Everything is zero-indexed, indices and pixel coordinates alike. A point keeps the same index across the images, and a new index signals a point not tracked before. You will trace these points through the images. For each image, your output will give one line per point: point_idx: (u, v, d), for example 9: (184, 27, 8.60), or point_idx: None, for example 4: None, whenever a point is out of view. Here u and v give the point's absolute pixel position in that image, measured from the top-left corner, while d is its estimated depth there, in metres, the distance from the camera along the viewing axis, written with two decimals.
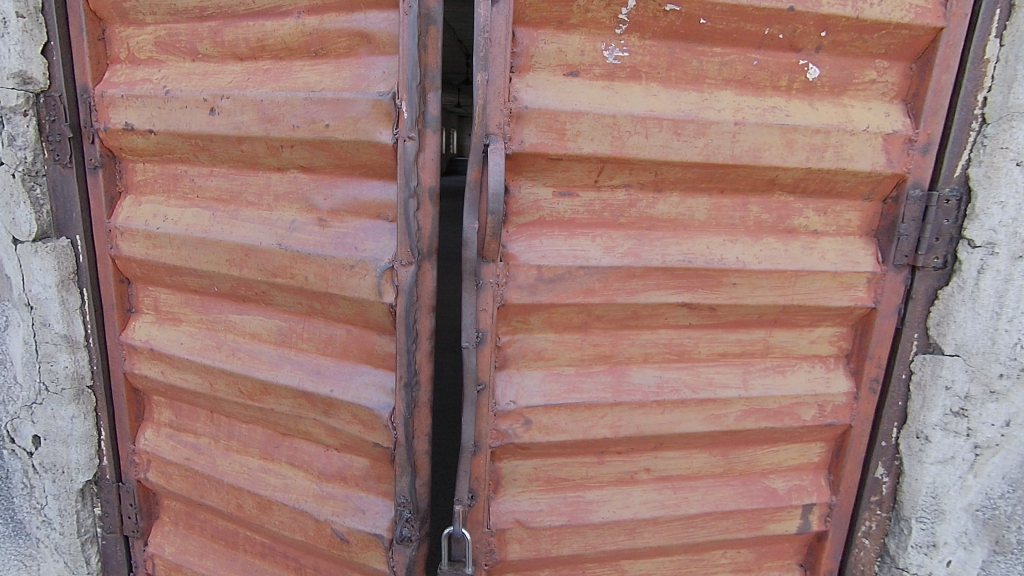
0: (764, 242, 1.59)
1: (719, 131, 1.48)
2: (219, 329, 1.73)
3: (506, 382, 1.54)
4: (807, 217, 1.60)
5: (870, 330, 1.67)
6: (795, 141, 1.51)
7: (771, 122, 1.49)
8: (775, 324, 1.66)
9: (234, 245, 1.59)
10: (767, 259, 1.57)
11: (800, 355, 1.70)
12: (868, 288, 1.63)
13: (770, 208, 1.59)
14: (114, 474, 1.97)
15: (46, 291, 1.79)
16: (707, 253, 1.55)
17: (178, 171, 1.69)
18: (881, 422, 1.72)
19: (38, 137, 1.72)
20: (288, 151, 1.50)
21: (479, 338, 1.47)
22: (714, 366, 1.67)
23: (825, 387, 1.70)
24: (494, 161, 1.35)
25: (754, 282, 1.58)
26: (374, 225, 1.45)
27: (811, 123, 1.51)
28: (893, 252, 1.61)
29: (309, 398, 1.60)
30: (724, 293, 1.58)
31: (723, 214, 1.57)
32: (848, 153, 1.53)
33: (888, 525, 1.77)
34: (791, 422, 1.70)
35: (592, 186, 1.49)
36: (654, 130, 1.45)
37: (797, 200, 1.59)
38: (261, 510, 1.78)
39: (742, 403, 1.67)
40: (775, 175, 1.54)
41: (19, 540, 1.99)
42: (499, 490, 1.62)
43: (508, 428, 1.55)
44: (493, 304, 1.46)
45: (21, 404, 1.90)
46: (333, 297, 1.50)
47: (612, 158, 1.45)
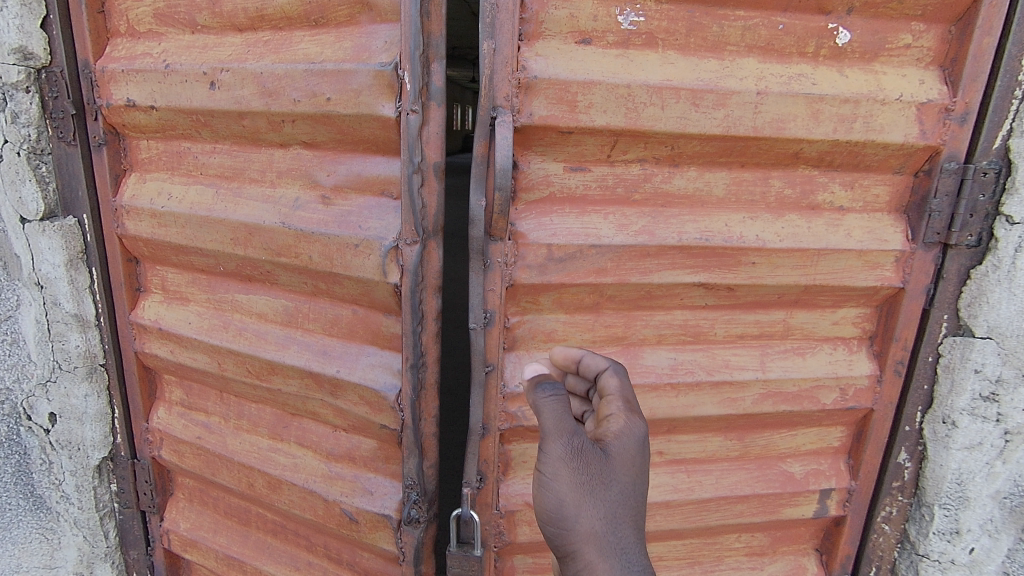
0: (786, 219, 1.52)
1: (740, 101, 1.40)
2: (226, 309, 1.71)
3: (515, 364, 1.50)
4: (833, 192, 1.52)
5: (896, 310, 1.59)
6: (821, 111, 1.42)
7: (796, 91, 1.41)
8: (796, 305, 1.60)
9: (237, 224, 1.56)
10: (789, 237, 1.50)
11: (821, 336, 1.64)
12: (895, 267, 1.55)
13: (794, 183, 1.51)
14: (129, 451, 1.99)
15: (55, 270, 1.78)
16: (725, 231, 1.49)
17: (181, 148, 1.66)
18: (905, 406, 1.66)
19: (42, 115, 1.70)
20: (290, 126, 1.46)
21: (487, 319, 1.43)
22: (731, 348, 1.61)
23: (848, 370, 1.64)
24: (501, 135, 1.29)
25: (774, 261, 1.51)
26: (379, 202, 1.41)
27: (838, 93, 1.42)
28: (924, 229, 1.53)
29: (315, 378, 1.58)
30: (742, 272, 1.52)
31: (743, 189, 1.50)
32: (879, 123, 1.44)
33: (909, 511, 1.72)
34: (810, 405, 1.64)
35: (605, 161, 1.43)
36: (670, 100, 1.38)
37: (822, 174, 1.51)
38: (271, 489, 1.78)
39: (760, 387, 1.62)
40: (800, 148, 1.45)
41: (40, 514, 2.03)
42: (509, 472, 1.60)
43: (517, 411, 1.52)
44: (502, 284, 1.42)
45: (35, 381, 1.91)
46: (337, 277, 1.47)
47: (627, 131, 1.38)
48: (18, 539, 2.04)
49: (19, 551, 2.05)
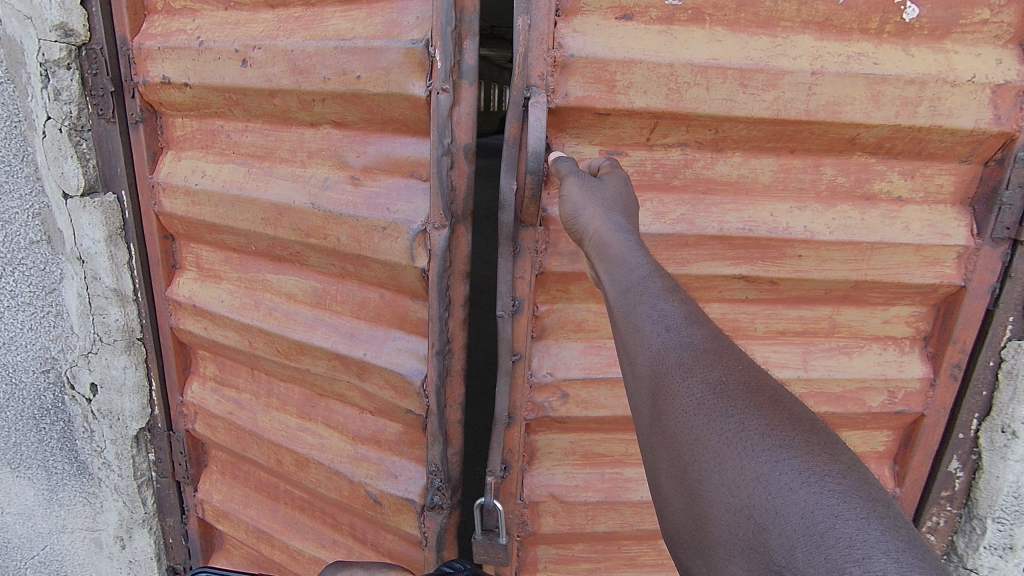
0: (837, 209, 1.42)
1: (793, 82, 1.30)
2: (258, 289, 1.72)
3: (543, 353, 1.47)
4: (891, 181, 1.42)
5: (955, 311, 1.49)
6: (882, 94, 1.32)
7: (855, 71, 1.30)
8: (844, 301, 1.51)
9: (268, 204, 1.55)
10: (840, 229, 1.41)
11: (870, 335, 1.55)
12: (957, 264, 1.45)
13: (847, 171, 1.41)
14: (165, 423, 2.04)
15: (95, 245, 1.82)
16: (770, 221, 1.40)
17: (215, 127, 1.66)
18: (960, 412, 1.56)
19: (82, 92, 1.71)
20: (320, 105, 1.43)
21: (515, 307, 1.39)
22: (771, 344, 1.53)
23: (898, 371, 1.54)
24: (535, 116, 1.24)
25: (822, 255, 1.43)
26: (408, 183, 1.37)
27: (903, 73, 1.31)
28: (992, 223, 1.41)
29: (342, 361, 1.57)
30: (787, 265, 1.44)
31: (792, 177, 1.41)
32: (946, 107, 1.33)
33: (958, 522, 1.66)
34: (855, 407, 1.56)
35: (644, 145, 1.36)
36: (716, 81, 1.29)
37: (880, 161, 1.40)
38: (299, 467, 1.80)
39: (801, 386, 1.54)
40: (856, 133, 1.35)
41: (84, 478, 2.13)
42: (534, 462, 1.57)
43: (544, 401, 1.48)
44: (532, 272, 1.37)
45: (78, 352, 1.97)
46: (366, 259, 1.45)
47: (667, 113, 1.31)
48: (64, 501, 2.15)
49: (64, 512, 2.16)
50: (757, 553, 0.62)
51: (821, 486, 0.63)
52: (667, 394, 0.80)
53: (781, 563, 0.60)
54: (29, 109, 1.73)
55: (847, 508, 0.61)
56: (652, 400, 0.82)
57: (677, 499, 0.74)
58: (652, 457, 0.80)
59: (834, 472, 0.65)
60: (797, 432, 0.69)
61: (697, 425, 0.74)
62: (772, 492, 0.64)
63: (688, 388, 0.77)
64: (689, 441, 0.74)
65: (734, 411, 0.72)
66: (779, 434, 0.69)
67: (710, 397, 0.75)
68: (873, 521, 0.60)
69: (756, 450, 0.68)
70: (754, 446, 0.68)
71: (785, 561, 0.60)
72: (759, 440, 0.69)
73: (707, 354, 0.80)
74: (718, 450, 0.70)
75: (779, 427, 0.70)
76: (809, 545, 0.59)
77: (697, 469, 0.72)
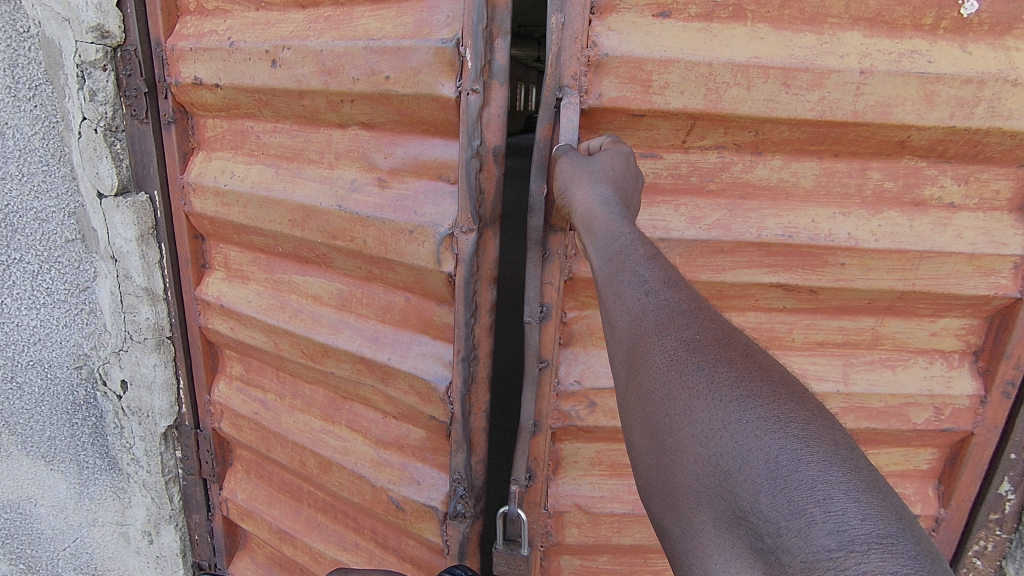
0: (885, 216, 1.35)
1: (840, 81, 1.24)
2: (284, 290, 1.72)
3: (571, 360, 1.43)
4: (943, 186, 1.34)
5: (1010, 324, 1.41)
6: (936, 94, 1.25)
7: (907, 70, 1.24)
8: (888, 312, 1.44)
9: (296, 205, 1.55)
10: (886, 237, 1.34)
11: (916, 348, 1.47)
12: (1013, 275, 1.37)
13: (896, 175, 1.34)
14: (192, 421, 2.05)
15: (127, 244, 1.84)
16: (812, 228, 1.34)
17: (245, 127, 1.66)
18: (1013, 432, 1.47)
19: (117, 93, 1.74)
20: (349, 106, 1.42)
21: (543, 313, 1.35)
22: (809, 356, 1.47)
23: (945, 387, 1.47)
24: (567, 117, 1.20)
25: (867, 263, 1.36)
26: (435, 186, 1.35)
27: (959, 72, 1.24)
28: None
29: (367, 364, 1.56)
30: (828, 274, 1.37)
31: (836, 181, 1.34)
32: (1007, 108, 1.25)
33: (1008, 547, 1.57)
34: (898, 423, 1.49)
35: (680, 148, 1.31)
36: (758, 80, 1.24)
37: (931, 165, 1.33)
38: (322, 470, 1.79)
39: (841, 400, 1.47)
40: (906, 136, 1.29)
41: (114, 473, 2.16)
42: (559, 471, 1.53)
43: (571, 410, 1.45)
44: (561, 277, 1.33)
45: (110, 349, 2.00)
46: (392, 263, 1.43)
47: (705, 114, 1.26)
48: (95, 495, 2.19)
49: (95, 506, 2.20)
50: (724, 501, 0.58)
51: (785, 430, 0.58)
52: (643, 356, 0.75)
53: (746, 508, 0.56)
54: (66, 109, 1.76)
55: (811, 451, 0.56)
56: (628, 362, 0.78)
57: (651, 456, 0.70)
58: (627, 418, 0.76)
59: (800, 417, 0.60)
60: (766, 381, 0.64)
61: (667, 380, 0.69)
62: (738, 442, 0.59)
63: (661, 347, 0.73)
64: (661, 398, 0.69)
65: (704, 363, 0.68)
66: (749, 383, 0.64)
67: (683, 353, 0.70)
68: (837, 464, 0.55)
69: (723, 400, 0.63)
70: (721, 396, 0.63)
71: (750, 506, 0.55)
72: (728, 391, 0.64)
73: (683, 313, 0.75)
74: (688, 403, 0.66)
75: (747, 378, 0.64)
76: (772, 489, 0.54)
77: (669, 423, 0.67)
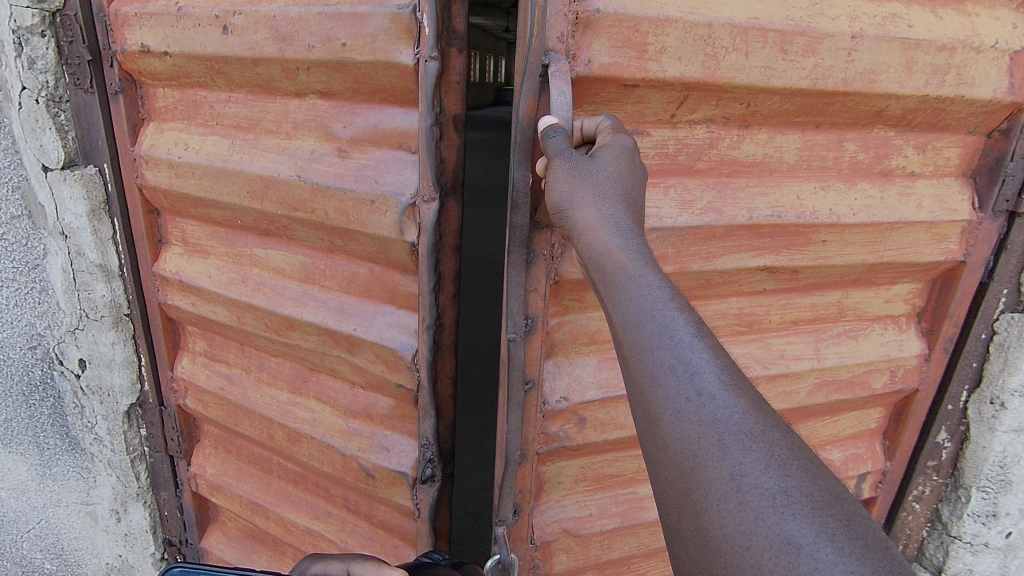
0: (859, 188, 1.46)
1: (833, 46, 1.29)
2: (245, 264, 1.70)
3: (557, 374, 1.46)
4: (907, 156, 1.47)
5: (953, 286, 1.59)
6: (915, 60, 1.35)
7: (893, 35, 1.32)
8: (853, 285, 1.57)
9: (253, 176, 1.53)
10: (863, 210, 1.45)
11: (873, 316, 1.62)
12: (959, 239, 1.54)
13: (868, 146, 1.44)
14: (156, 398, 2.02)
15: (78, 220, 1.79)
16: (798, 205, 1.42)
17: (197, 97, 1.61)
18: (951, 385, 1.68)
19: (59, 60, 1.66)
20: (304, 74, 1.39)
21: (528, 325, 1.33)
22: (786, 336, 1.57)
23: (899, 350, 1.64)
24: (557, 90, 1.12)
25: (846, 237, 1.47)
26: (396, 155, 1.34)
27: (936, 38, 1.34)
28: (994, 196, 1.51)
29: (332, 335, 1.57)
30: (811, 252, 1.47)
31: (816, 154, 1.42)
32: (971, 75, 1.38)
33: (944, 491, 1.79)
34: (862, 391, 1.65)
35: (668, 121, 1.30)
36: (755, 45, 1.25)
37: (898, 135, 1.45)
38: (291, 441, 1.81)
39: (814, 376, 1.59)
40: (879, 105, 1.38)
41: (76, 453, 2.13)
42: (542, 496, 1.57)
43: (558, 430, 1.49)
44: (545, 282, 1.32)
45: (65, 328, 1.96)
46: (354, 234, 1.43)
47: (701, 85, 1.26)
48: (58, 476, 2.16)
49: (58, 487, 2.17)
50: None
51: None
52: (706, 485, 0.72)
53: None
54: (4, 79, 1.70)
55: None
56: (686, 489, 0.74)
57: None
58: (680, 554, 0.73)
59: None
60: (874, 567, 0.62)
61: (753, 541, 0.66)
62: None
63: (738, 490, 0.69)
64: (739, 560, 0.66)
65: (801, 534, 0.65)
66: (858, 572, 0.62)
67: (767, 506, 0.67)
68: None
69: None
70: None
71: None
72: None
73: (758, 445, 0.72)
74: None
75: (854, 564, 0.62)
76: None
77: None
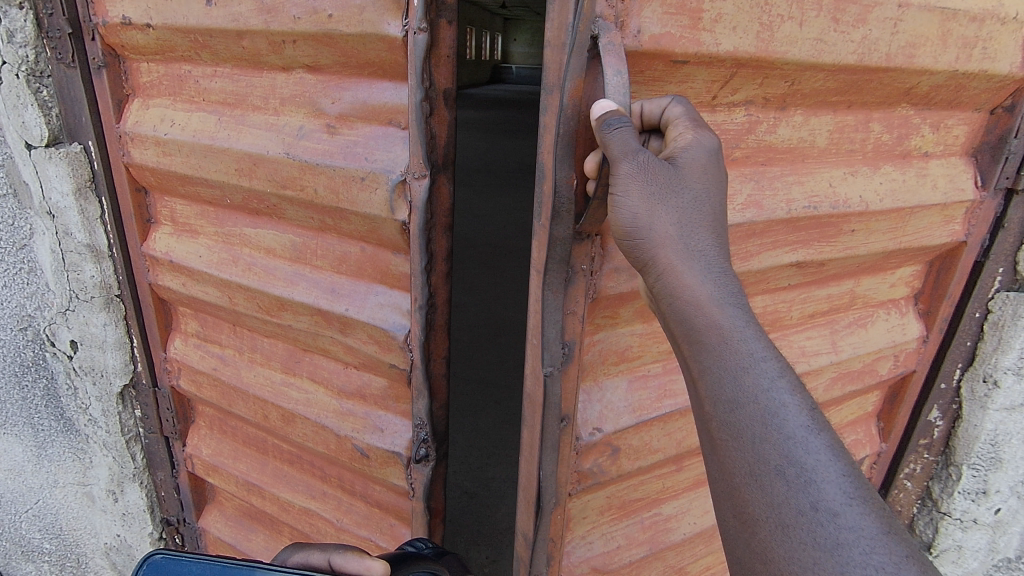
0: (883, 172, 1.44)
1: (881, 16, 1.26)
2: (235, 244, 1.68)
3: (589, 402, 1.39)
4: (923, 136, 1.46)
5: (952, 266, 1.60)
6: (950, 32, 1.32)
7: (931, 5, 1.29)
8: (863, 273, 1.56)
9: (241, 154, 1.49)
10: (888, 195, 1.44)
11: (878, 302, 1.62)
12: (963, 219, 1.55)
13: (892, 126, 1.42)
14: (149, 379, 2.01)
15: (64, 199, 1.76)
16: (831, 194, 1.39)
17: (182, 72, 1.57)
18: (945, 363, 1.69)
19: (38, 34, 1.62)
20: (291, 47, 1.35)
21: (564, 354, 1.24)
22: (805, 331, 1.55)
23: (902, 335, 1.65)
24: (613, 72, 0.98)
25: (871, 226, 1.47)
26: (386, 132, 1.31)
27: (970, 9, 1.32)
28: (995, 174, 1.51)
29: (324, 316, 1.55)
30: (841, 242, 1.46)
31: (845, 136, 1.38)
32: (995, 49, 1.37)
33: (934, 468, 1.82)
34: (871, 379, 1.66)
35: (710, 100, 1.22)
36: (811, 15, 1.20)
37: (917, 114, 1.43)
38: (285, 422, 1.80)
39: (833, 369, 1.59)
40: (915, 82, 1.36)
41: (71, 435, 2.13)
42: (569, 531, 1.52)
43: (590, 461, 1.44)
44: (582, 301, 1.24)
45: (56, 309, 1.94)
46: (345, 212, 1.40)
47: (752, 60, 1.18)
48: (54, 456, 2.16)
49: (55, 468, 2.18)
50: None
51: None
52: None
53: None
54: None
55: None
56: None
57: None
58: None
59: None
60: None
61: None
62: None
63: None
64: None
65: None
66: None
67: None
68: None
69: None
70: None
71: None
72: None
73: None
74: None
75: None
76: None
77: None
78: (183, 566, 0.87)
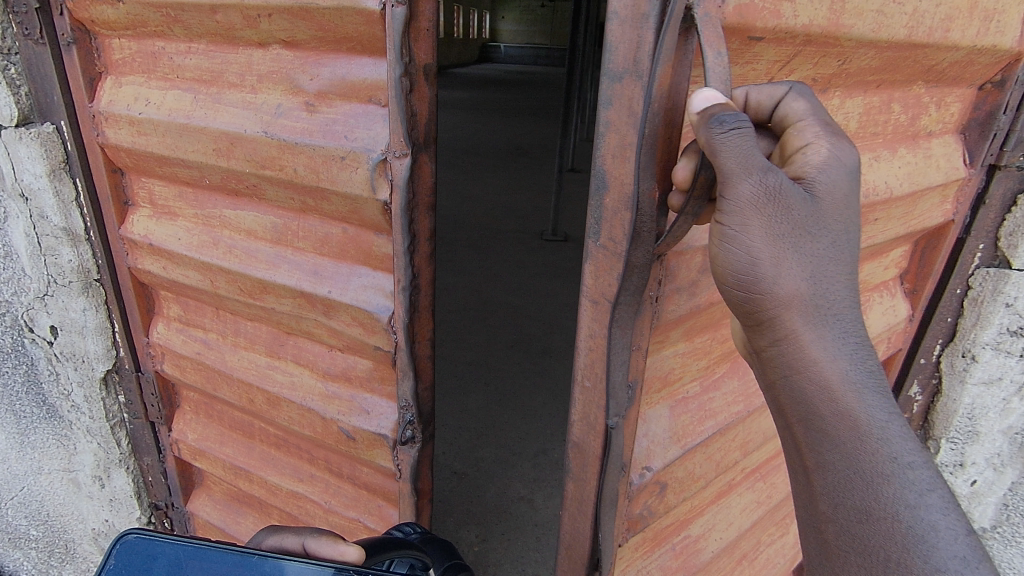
0: (900, 155, 1.43)
1: None
2: (215, 226, 1.65)
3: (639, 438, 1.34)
4: (931, 116, 1.46)
5: (938, 244, 1.64)
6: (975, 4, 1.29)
7: None
8: (866, 258, 1.54)
9: (218, 133, 1.46)
10: (907, 177, 1.44)
11: (874, 285, 1.62)
12: (955, 197, 1.58)
13: (908, 105, 1.40)
14: (133, 364, 1.99)
15: (37, 180, 1.72)
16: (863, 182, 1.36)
17: (156, 48, 1.52)
18: (926, 339, 1.75)
19: (4, 8, 1.56)
20: (266, 21, 1.31)
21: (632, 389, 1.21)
22: None
23: (894, 316, 1.67)
24: (714, 53, 0.87)
25: (891, 212, 1.47)
26: (366, 109, 1.28)
27: None
28: (982, 152, 1.53)
29: (307, 298, 1.53)
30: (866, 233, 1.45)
31: (872, 119, 1.35)
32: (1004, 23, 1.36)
33: None
34: None
35: (767, 82, 1.12)
36: None
37: (928, 92, 1.41)
38: (271, 406, 1.79)
39: None
40: (938, 59, 1.33)
41: (54, 421, 2.10)
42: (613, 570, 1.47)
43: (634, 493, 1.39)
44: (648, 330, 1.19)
45: (33, 294, 1.90)
46: (325, 192, 1.38)
47: (822, 36, 1.10)
48: (37, 443, 2.14)
49: (39, 454, 2.16)
50: None
51: None
52: None
53: None
54: None
55: None
56: None
57: None
58: None
59: None
60: None
61: None
62: None
63: None
64: None
65: None
66: None
67: None
68: None
69: None
70: None
71: None
72: None
73: None
74: None
75: None
76: None
77: None
78: (158, 547, 0.92)
